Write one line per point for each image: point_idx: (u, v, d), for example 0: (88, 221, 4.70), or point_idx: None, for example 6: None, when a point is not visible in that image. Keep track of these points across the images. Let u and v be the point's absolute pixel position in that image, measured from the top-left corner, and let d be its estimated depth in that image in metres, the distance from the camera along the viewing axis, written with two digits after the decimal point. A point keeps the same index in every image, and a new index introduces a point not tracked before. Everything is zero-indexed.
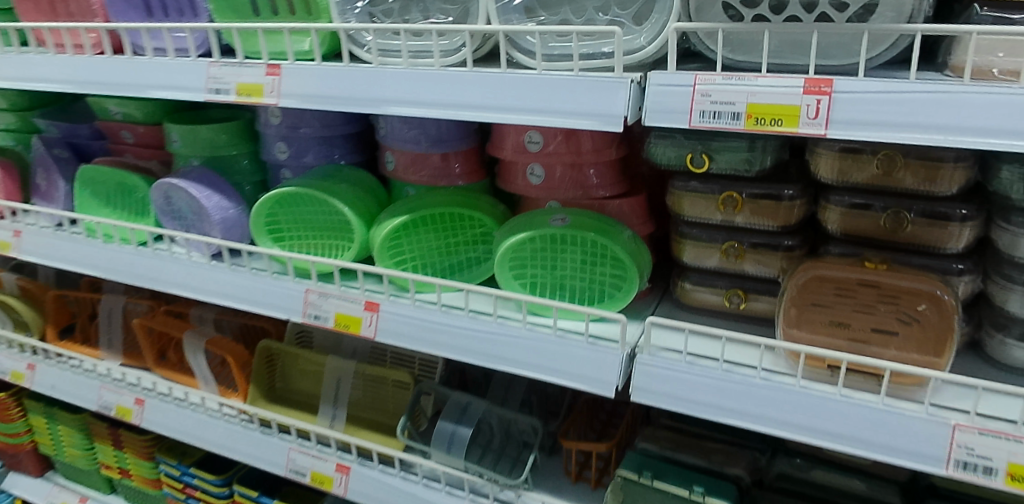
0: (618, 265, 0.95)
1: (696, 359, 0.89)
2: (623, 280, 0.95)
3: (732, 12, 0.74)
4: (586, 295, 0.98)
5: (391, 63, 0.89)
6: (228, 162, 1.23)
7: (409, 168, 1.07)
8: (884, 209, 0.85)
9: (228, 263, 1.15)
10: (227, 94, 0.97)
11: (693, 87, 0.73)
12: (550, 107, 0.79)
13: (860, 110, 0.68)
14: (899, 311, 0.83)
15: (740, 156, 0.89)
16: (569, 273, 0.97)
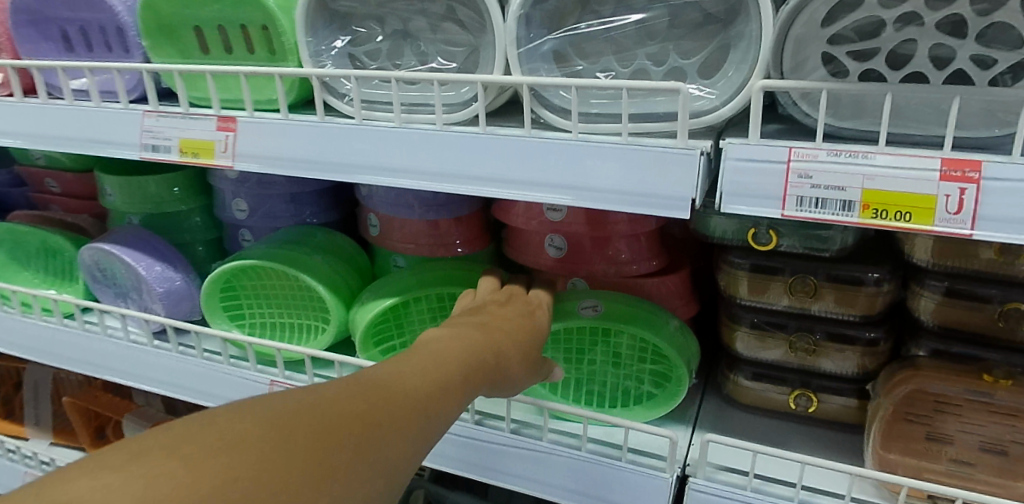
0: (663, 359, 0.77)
1: (766, 484, 0.71)
2: (671, 381, 0.77)
3: (833, 67, 0.56)
4: (625, 393, 0.80)
5: (379, 119, 0.69)
6: (175, 218, 1.02)
7: (398, 235, 0.88)
8: (998, 302, 0.69)
9: (175, 346, 0.92)
10: (169, 153, 0.77)
11: (786, 164, 0.56)
12: (592, 184, 0.62)
13: (1019, 202, 0.51)
14: (1016, 430, 0.68)
15: (816, 233, 0.72)
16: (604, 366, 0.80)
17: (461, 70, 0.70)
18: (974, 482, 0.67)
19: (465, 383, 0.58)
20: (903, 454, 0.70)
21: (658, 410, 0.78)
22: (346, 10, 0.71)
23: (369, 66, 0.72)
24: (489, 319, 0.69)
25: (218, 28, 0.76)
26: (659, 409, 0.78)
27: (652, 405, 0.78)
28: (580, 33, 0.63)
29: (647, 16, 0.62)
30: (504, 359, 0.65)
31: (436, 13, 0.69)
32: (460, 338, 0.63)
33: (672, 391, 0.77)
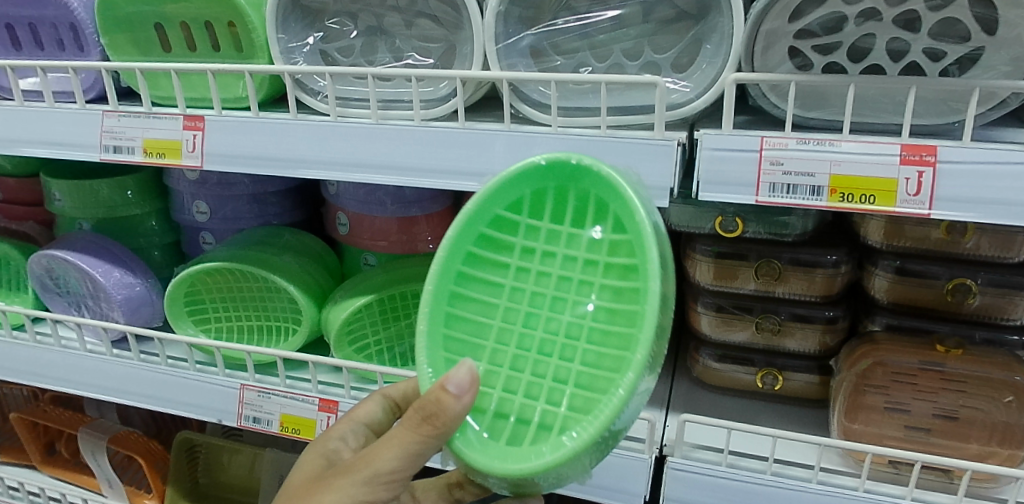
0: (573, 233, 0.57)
1: (740, 459, 0.74)
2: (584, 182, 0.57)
3: (798, 60, 0.60)
4: (616, 283, 0.56)
5: (354, 114, 0.69)
6: (129, 223, 0.99)
7: (367, 233, 0.89)
8: (944, 277, 0.76)
9: (136, 354, 0.89)
10: (131, 153, 0.74)
11: (758, 153, 0.59)
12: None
13: (973, 182, 0.55)
14: (965, 395, 0.74)
15: (777, 219, 0.77)
16: (554, 312, 0.57)
17: (436, 66, 0.71)
18: (927, 445, 0.73)
19: None
20: (865, 424, 0.76)
21: (648, 240, 0.53)
22: (316, 5, 0.71)
23: (341, 62, 0.73)
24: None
25: (181, 24, 0.75)
26: (648, 251, 0.53)
27: (628, 242, 0.55)
28: (556, 28, 0.66)
29: (623, 12, 0.66)
30: None
31: (410, 8, 0.70)
32: None
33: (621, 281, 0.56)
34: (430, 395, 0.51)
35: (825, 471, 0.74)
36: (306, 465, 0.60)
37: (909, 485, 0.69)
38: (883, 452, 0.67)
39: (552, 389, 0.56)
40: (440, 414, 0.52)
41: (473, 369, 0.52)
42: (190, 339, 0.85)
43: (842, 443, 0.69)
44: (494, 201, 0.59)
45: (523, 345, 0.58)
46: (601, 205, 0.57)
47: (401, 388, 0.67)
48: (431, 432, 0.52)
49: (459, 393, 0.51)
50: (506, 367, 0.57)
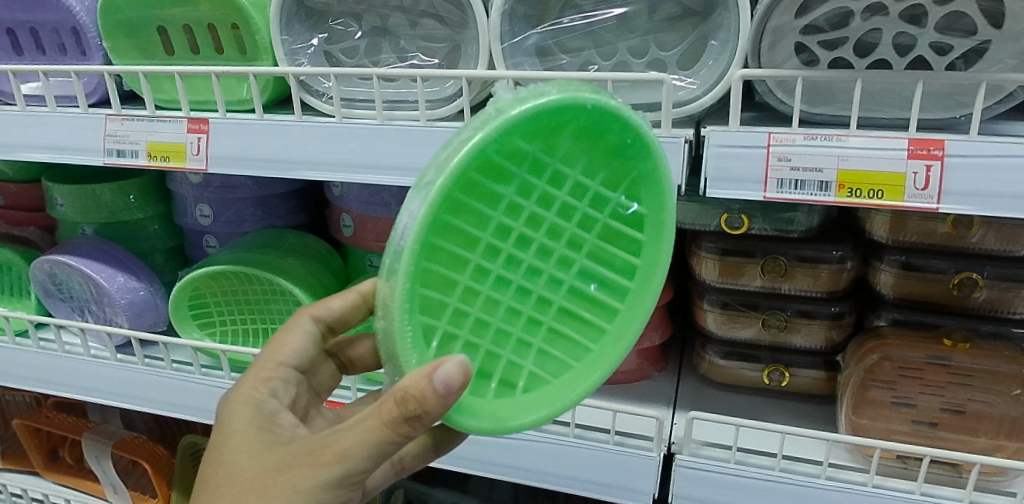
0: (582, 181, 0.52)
1: (748, 456, 0.74)
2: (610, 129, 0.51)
3: (805, 56, 0.60)
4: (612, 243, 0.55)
5: (359, 115, 0.69)
6: (131, 227, 0.99)
7: (371, 234, 0.89)
8: (951, 271, 0.77)
9: (140, 358, 0.89)
10: (134, 157, 0.74)
11: (766, 149, 0.59)
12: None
13: (982, 176, 0.55)
14: (973, 389, 0.75)
15: (783, 215, 0.77)
16: (541, 263, 0.53)
17: (442, 66, 0.71)
18: (935, 438, 0.74)
19: None
20: (873, 418, 0.76)
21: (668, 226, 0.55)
22: (321, 6, 0.71)
23: (346, 63, 0.73)
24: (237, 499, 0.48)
25: (184, 28, 0.75)
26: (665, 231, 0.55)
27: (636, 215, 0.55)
28: (563, 26, 0.66)
29: (628, 10, 0.66)
30: None
31: (414, 9, 0.70)
32: None
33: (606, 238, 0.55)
34: (418, 387, 0.45)
35: (833, 467, 0.74)
36: (239, 424, 0.52)
37: (918, 480, 0.69)
38: (892, 446, 0.67)
39: (519, 344, 0.54)
40: (426, 413, 0.46)
41: (465, 362, 0.45)
42: (195, 343, 0.85)
43: (852, 439, 0.69)
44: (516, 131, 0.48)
45: (498, 288, 0.52)
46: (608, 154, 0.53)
47: (334, 312, 0.62)
48: (408, 432, 0.47)
49: (448, 391, 0.45)
50: (477, 310, 0.51)
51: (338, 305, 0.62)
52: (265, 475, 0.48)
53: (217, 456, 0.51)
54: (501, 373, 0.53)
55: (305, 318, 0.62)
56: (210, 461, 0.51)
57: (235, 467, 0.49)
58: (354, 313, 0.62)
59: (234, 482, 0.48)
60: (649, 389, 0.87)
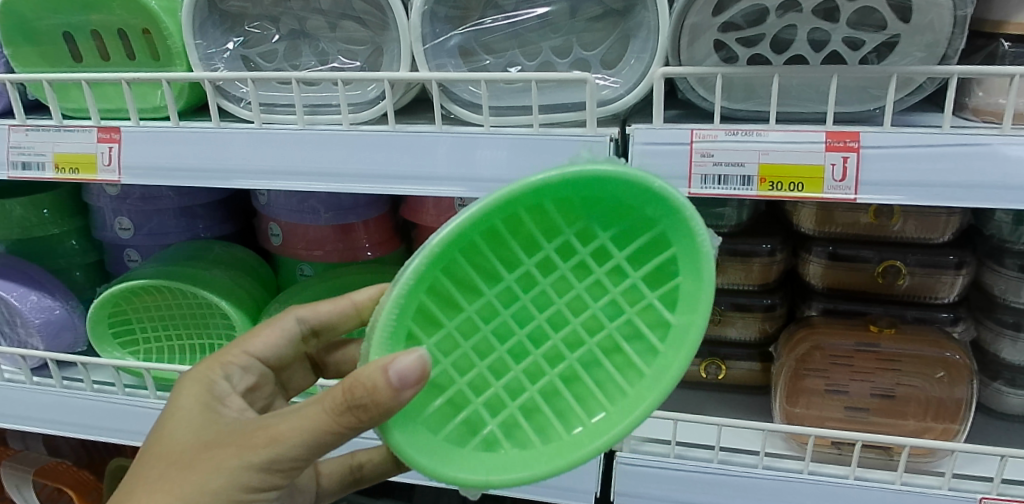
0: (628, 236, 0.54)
1: (688, 450, 0.74)
2: (653, 207, 0.52)
3: (724, 53, 0.61)
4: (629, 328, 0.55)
5: (279, 121, 0.67)
6: (46, 244, 0.94)
7: (301, 242, 0.87)
8: (876, 259, 0.79)
9: (58, 380, 0.84)
10: (41, 169, 0.70)
11: (689, 146, 0.59)
12: (479, 174, 0.62)
13: (897, 166, 0.57)
14: (902, 374, 0.77)
15: (713, 211, 0.79)
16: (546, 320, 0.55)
17: (364, 69, 0.70)
18: (868, 424, 0.77)
19: None
20: (806, 406, 0.78)
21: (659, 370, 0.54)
22: (235, 9, 0.69)
23: (264, 67, 0.70)
24: (157, 483, 0.48)
25: (91, 33, 0.71)
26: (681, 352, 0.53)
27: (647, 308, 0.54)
28: (484, 27, 0.66)
29: (550, 9, 0.65)
30: None
31: (334, 11, 0.69)
32: None
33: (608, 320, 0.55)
34: (370, 374, 0.46)
35: (770, 456, 0.75)
36: (186, 400, 0.54)
37: (851, 464, 0.70)
38: (825, 434, 0.68)
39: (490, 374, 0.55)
40: (374, 404, 0.46)
41: (427, 361, 0.47)
42: (117, 362, 0.81)
43: (787, 428, 0.70)
44: (595, 184, 0.51)
45: (500, 299, 0.54)
46: (664, 247, 0.53)
47: (323, 316, 0.63)
48: (351, 423, 0.47)
49: (404, 387, 0.46)
50: (467, 342, 0.54)
51: (325, 308, 0.63)
52: (191, 451, 0.49)
53: (157, 426, 0.52)
54: (483, 409, 0.55)
55: (291, 319, 0.63)
56: (150, 436, 0.52)
57: (171, 441, 0.51)
58: (336, 321, 0.63)
59: (161, 456, 0.50)
60: None
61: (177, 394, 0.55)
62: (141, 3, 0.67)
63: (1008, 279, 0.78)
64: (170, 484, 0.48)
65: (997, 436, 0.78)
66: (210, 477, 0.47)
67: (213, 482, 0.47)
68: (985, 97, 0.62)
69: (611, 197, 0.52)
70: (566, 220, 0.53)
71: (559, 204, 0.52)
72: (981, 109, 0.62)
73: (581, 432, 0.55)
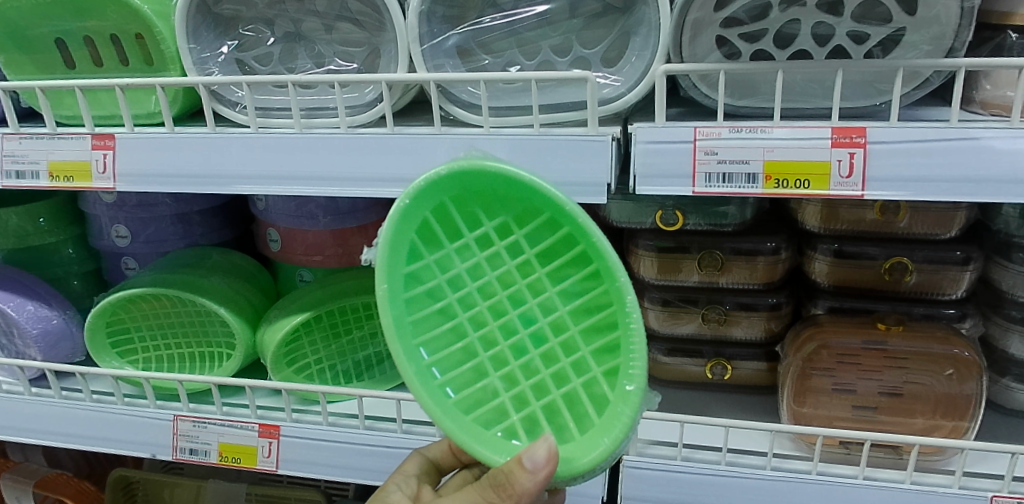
0: (505, 209, 0.56)
1: (695, 453, 0.73)
2: (496, 185, 0.55)
3: (726, 49, 0.60)
4: (564, 272, 0.56)
5: (275, 125, 0.66)
6: (42, 253, 0.93)
7: (301, 247, 0.86)
8: (881, 256, 0.78)
9: (56, 390, 0.83)
10: (34, 178, 0.70)
11: (693, 143, 0.58)
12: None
13: (904, 161, 0.56)
14: (909, 371, 0.76)
15: (715, 210, 0.78)
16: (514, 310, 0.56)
17: (360, 71, 0.69)
18: (875, 423, 0.76)
19: None
20: (814, 406, 0.77)
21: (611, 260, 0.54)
22: (229, 13, 0.68)
23: (260, 71, 0.70)
24: None
25: (85, 39, 0.70)
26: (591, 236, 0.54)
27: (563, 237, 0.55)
28: (482, 26, 0.65)
29: (549, 7, 0.64)
30: None
31: (330, 12, 0.68)
32: None
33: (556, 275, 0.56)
34: (510, 468, 0.49)
35: (779, 457, 0.74)
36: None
37: (861, 465, 0.70)
38: (833, 433, 0.67)
39: (540, 383, 0.56)
40: (512, 486, 0.49)
41: (553, 446, 0.49)
42: (116, 372, 0.80)
43: (795, 428, 0.68)
44: (423, 203, 0.54)
45: (473, 322, 0.56)
46: (516, 200, 0.55)
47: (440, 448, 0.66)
48: (500, 502, 0.50)
49: (536, 470, 0.49)
50: (492, 368, 0.56)
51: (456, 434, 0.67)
52: None
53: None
54: (563, 406, 0.55)
55: (417, 454, 0.65)
56: None
57: None
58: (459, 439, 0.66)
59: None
60: None
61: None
62: (134, 7, 0.66)
63: (1015, 274, 0.77)
64: None
65: (1009, 434, 0.77)
66: None
67: None
68: (992, 90, 0.61)
69: (465, 194, 0.55)
70: (451, 229, 0.56)
71: (425, 233, 0.55)
72: (989, 103, 0.61)
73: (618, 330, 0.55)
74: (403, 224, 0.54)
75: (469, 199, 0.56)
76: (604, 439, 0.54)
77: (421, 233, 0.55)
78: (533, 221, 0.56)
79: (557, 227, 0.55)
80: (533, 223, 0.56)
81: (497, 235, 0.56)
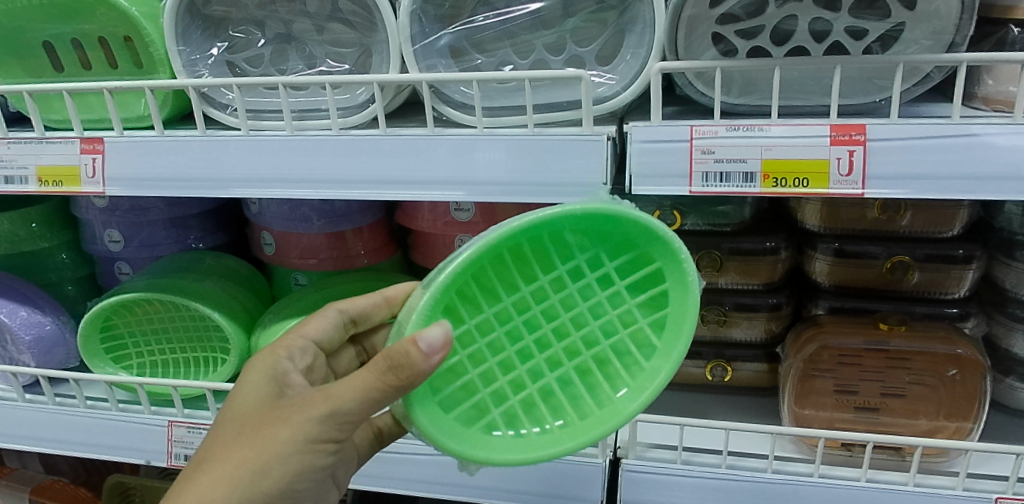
0: (633, 254, 0.56)
1: (694, 455, 0.72)
2: (655, 247, 0.55)
3: (722, 46, 0.59)
4: (620, 343, 0.57)
5: (266, 128, 0.65)
6: (34, 259, 0.92)
7: (295, 251, 0.85)
8: (884, 255, 0.77)
9: (50, 397, 0.83)
10: (23, 183, 0.69)
11: (689, 143, 0.57)
12: (476, 177, 0.60)
13: (904, 159, 0.55)
14: (912, 372, 0.75)
15: (714, 210, 0.78)
16: (566, 333, 0.57)
17: (352, 71, 0.68)
18: (879, 424, 0.75)
19: None
20: (816, 407, 0.76)
21: (654, 383, 0.56)
22: (219, 14, 0.67)
23: (250, 72, 0.69)
24: (232, 447, 0.50)
25: (73, 42, 0.70)
26: (674, 354, 0.56)
27: (648, 328, 0.57)
28: (475, 25, 0.64)
29: (543, 5, 0.63)
30: None
31: (321, 13, 0.67)
32: None
33: (608, 349, 0.58)
34: (405, 352, 0.49)
35: (780, 459, 0.73)
36: (257, 376, 0.55)
37: (863, 466, 0.68)
38: (835, 435, 0.66)
39: (486, 367, 0.57)
40: (407, 368, 0.49)
41: (448, 333, 0.50)
42: (108, 378, 0.79)
43: (794, 430, 0.67)
44: (602, 218, 0.54)
45: (520, 323, 0.57)
46: (648, 260, 0.56)
47: (358, 308, 0.63)
48: (393, 383, 0.49)
49: (429, 353, 0.49)
50: (484, 345, 0.56)
51: (370, 301, 0.63)
52: (259, 418, 0.51)
53: (231, 392, 0.55)
54: (488, 405, 0.57)
55: (332, 311, 0.62)
56: (223, 417, 0.53)
57: (240, 409, 0.52)
58: (377, 310, 0.63)
59: (234, 418, 0.52)
60: None
61: (248, 370, 0.56)
62: (121, 9, 0.65)
63: (1018, 273, 0.76)
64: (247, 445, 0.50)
65: (1014, 435, 0.76)
66: (285, 439, 0.50)
67: (280, 437, 0.50)
68: (995, 85, 0.60)
69: (625, 233, 0.55)
70: (584, 246, 0.56)
71: (575, 232, 0.55)
72: (992, 99, 0.60)
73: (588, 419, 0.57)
74: (586, 217, 0.54)
75: (618, 236, 0.55)
76: (488, 450, 0.56)
77: (569, 233, 0.55)
78: (644, 343, 0.57)
79: (653, 313, 0.57)
80: (646, 291, 0.57)
81: (602, 285, 0.57)
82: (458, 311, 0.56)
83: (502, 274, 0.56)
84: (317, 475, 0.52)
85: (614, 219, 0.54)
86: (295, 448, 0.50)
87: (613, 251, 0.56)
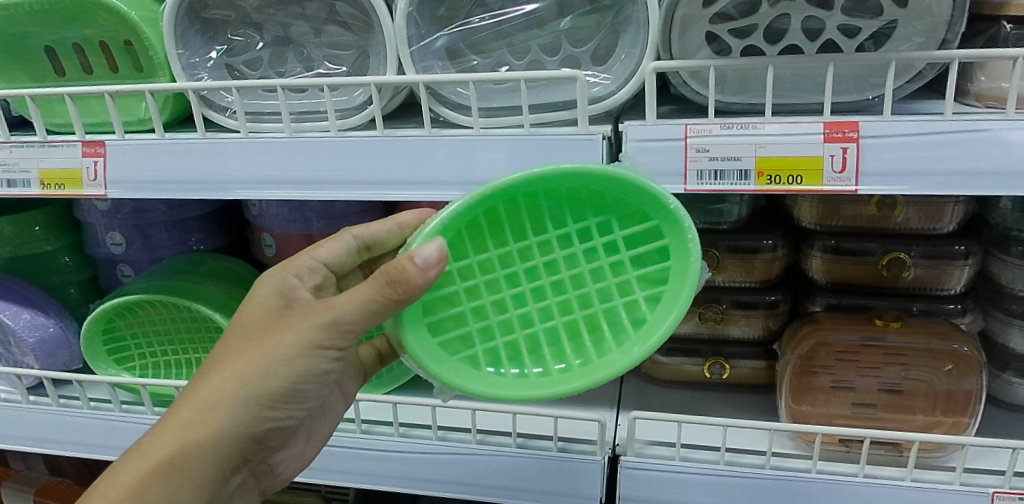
0: (640, 225, 0.58)
1: (693, 452, 0.73)
2: (662, 220, 0.57)
3: (716, 45, 0.60)
4: (614, 306, 0.59)
5: (265, 130, 0.66)
6: (37, 262, 0.93)
7: (296, 252, 0.86)
8: (879, 250, 0.77)
9: (54, 398, 0.83)
10: (26, 186, 0.70)
11: (684, 141, 0.58)
12: (474, 177, 0.61)
13: (897, 156, 0.55)
14: (909, 368, 0.75)
15: (711, 208, 0.78)
16: (564, 286, 0.59)
17: (350, 74, 0.69)
18: (877, 420, 0.75)
19: (192, 460, 0.52)
20: (812, 404, 0.77)
21: (640, 350, 0.57)
22: (218, 17, 0.68)
23: (250, 75, 0.69)
24: (241, 348, 0.54)
25: (74, 46, 0.70)
26: (662, 325, 0.57)
27: (644, 299, 0.58)
28: (470, 27, 0.64)
29: (538, 7, 0.64)
30: (230, 417, 0.52)
31: (319, 16, 0.67)
32: (193, 418, 0.52)
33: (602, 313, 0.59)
34: (403, 267, 0.52)
35: (778, 455, 0.74)
36: (263, 292, 0.58)
37: (860, 462, 0.69)
38: (833, 431, 0.66)
39: (479, 304, 0.59)
40: (405, 283, 0.52)
41: (443, 248, 0.53)
42: (111, 378, 0.80)
43: (792, 426, 0.68)
44: (613, 183, 0.56)
45: (521, 272, 0.59)
46: (656, 235, 0.58)
47: (372, 234, 0.65)
48: (392, 297, 0.53)
49: (426, 267, 0.52)
50: (482, 284, 0.59)
51: (383, 227, 0.65)
52: (265, 324, 0.55)
53: (240, 307, 0.58)
54: (473, 338, 0.59)
55: (347, 237, 0.64)
56: (233, 326, 0.57)
57: (248, 318, 0.56)
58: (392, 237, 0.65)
59: (244, 325, 0.56)
60: (594, 393, 0.85)
61: (257, 284, 0.59)
62: (122, 14, 0.66)
63: (1014, 268, 0.76)
64: (253, 347, 0.54)
65: (1010, 429, 0.76)
66: (288, 343, 0.54)
67: (283, 342, 0.54)
68: (987, 82, 0.60)
69: (636, 203, 0.57)
70: (596, 210, 0.59)
71: (590, 193, 0.58)
72: (985, 95, 0.61)
73: (568, 371, 0.58)
74: (601, 178, 0.56)
75: (628, 203, 0.58)
76: (466, 380, 0.57)
77: (582, 190, 0.58)
78: (637, 315, 0.59)
79: (652, 286, 0.58)
80: (646, 265, 0.59)
81: (606, 249, 0.59)
82: (464, 247, 0.59)
83: (513, 219, 0.59)
84: (320, 379, 0.56)
85: (628, 189, 0.56)
86: (299, 351, 0.54)
87: (620, 218, 0.59)
